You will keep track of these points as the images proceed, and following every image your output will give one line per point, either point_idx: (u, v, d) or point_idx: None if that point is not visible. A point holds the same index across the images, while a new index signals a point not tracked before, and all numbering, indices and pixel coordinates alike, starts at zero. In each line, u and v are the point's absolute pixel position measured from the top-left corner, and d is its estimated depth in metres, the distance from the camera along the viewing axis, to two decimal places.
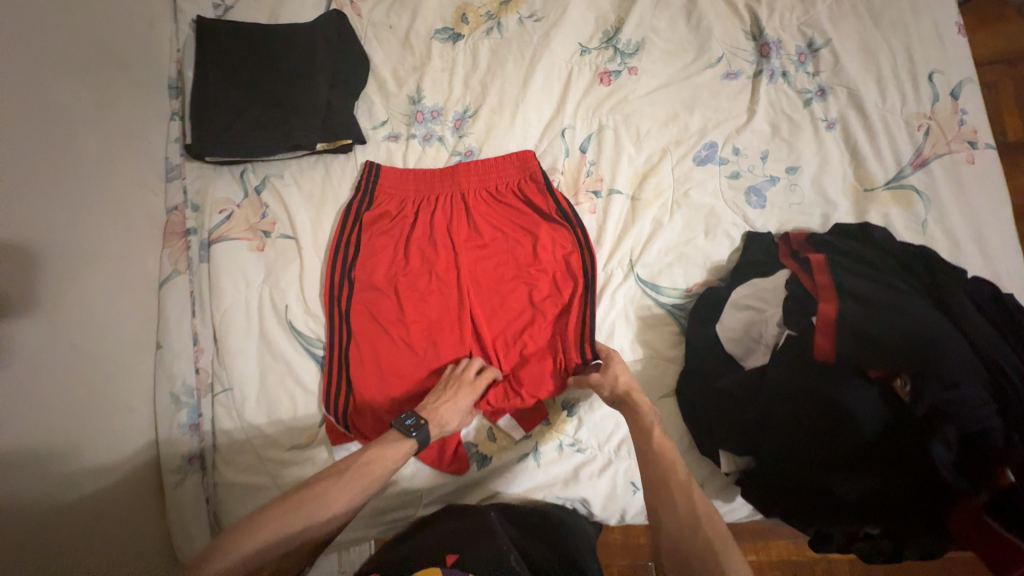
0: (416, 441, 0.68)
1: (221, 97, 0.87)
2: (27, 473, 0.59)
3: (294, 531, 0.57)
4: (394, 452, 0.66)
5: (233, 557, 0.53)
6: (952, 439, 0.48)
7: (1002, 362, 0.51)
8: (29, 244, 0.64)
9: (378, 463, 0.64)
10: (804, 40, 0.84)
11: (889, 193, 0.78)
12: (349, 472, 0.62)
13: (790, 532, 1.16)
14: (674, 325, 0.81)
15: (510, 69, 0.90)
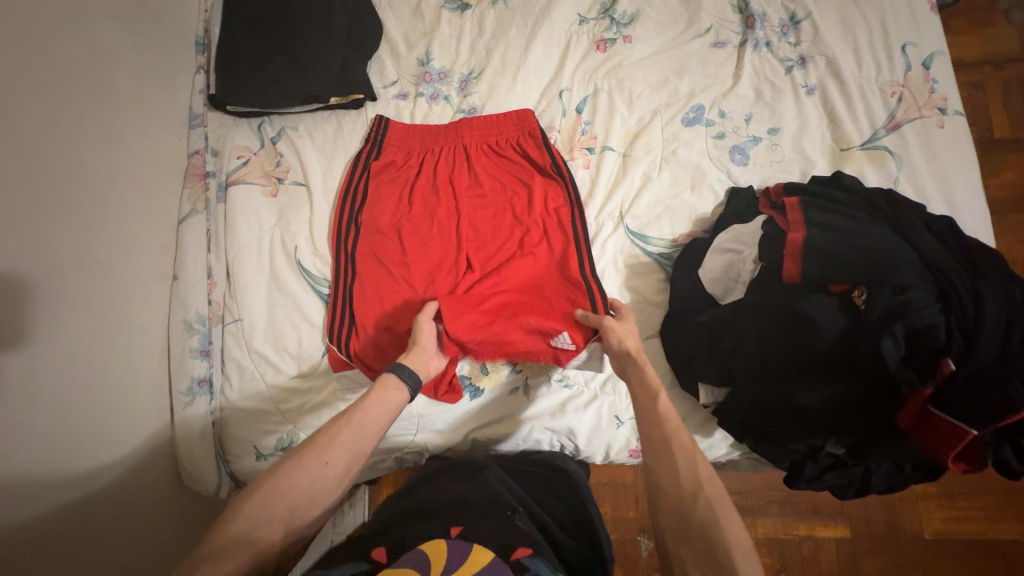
0: (407, 389, 0.69)
1: (244, 52, 0.94)
2: (48, 363, 0.65)
3: (291, 500, 0.58)
4: (380, 396, 0.66)
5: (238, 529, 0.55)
6: (899, 335, 0.54)
7: (945, 268, 0.56)
8: (61, 162, 0.70)
9: (370, 406, 0.65)
10: (787, 13, 0.90)
11: (864, 153, 0.84)
12: (340, 421, 0.63)
13: (775, 508, 1.21)
14: (659, 273, 0.86)
15: (513, 36, 0.96)
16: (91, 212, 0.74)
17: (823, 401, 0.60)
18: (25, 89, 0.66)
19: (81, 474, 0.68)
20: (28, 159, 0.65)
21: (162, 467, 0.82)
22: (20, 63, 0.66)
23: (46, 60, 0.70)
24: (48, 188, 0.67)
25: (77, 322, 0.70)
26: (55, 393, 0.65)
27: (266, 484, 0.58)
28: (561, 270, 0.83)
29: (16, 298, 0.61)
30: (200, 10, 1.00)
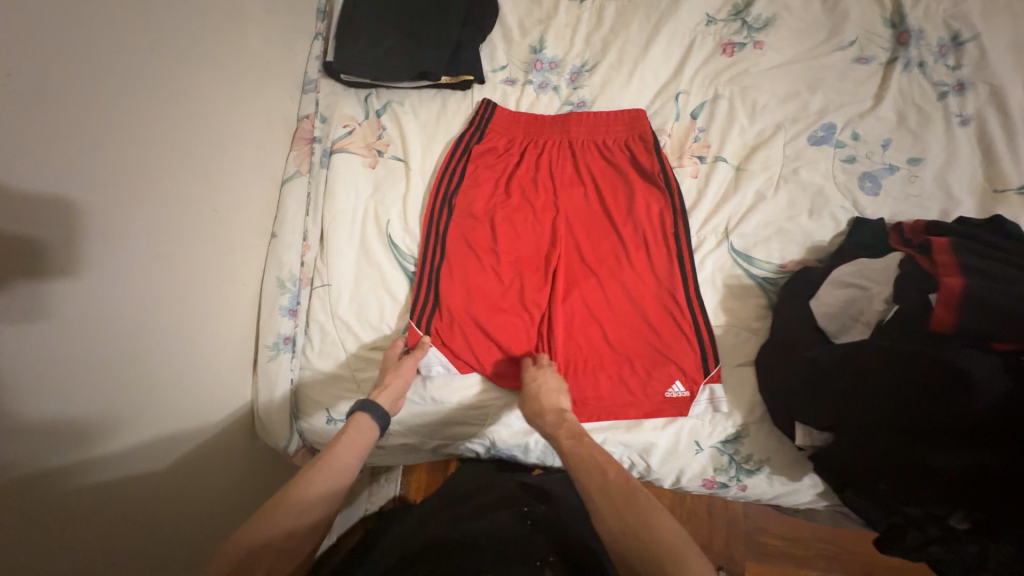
0: (364, 414, 0.69)
1: (364, 24, 0.94)
2: (162, 304, 0.68)
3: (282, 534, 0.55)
4: (355, 434, 0.67)
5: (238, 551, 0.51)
6: None
7: None
8: (190, 109, 0.72)
9: (352, 439, 0.66)
10: (948, 33, 0.81)
11: (1023, 197, 0.74)
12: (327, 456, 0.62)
13: (826, 565, 1.12)
14: (762, 298, 0.81)
15: (634, 31, 0.92)
16: (210, 161, 0.77)
17: (956, 465, 0.55)
18: (168, 33, 0.68)
19: (174, 410, 0.71)
20: (165, 102, 0.68)
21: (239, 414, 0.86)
22: (168, 10, 0.68)
23: (191, 8, 0.72)
24: (177, 132, 0.70)
25: (188, 265, 0.73)
26: (160, 330, 0.68)
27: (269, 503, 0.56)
28: (663, 292, 0.81)
29: (140, 234, 0.64)
30: None
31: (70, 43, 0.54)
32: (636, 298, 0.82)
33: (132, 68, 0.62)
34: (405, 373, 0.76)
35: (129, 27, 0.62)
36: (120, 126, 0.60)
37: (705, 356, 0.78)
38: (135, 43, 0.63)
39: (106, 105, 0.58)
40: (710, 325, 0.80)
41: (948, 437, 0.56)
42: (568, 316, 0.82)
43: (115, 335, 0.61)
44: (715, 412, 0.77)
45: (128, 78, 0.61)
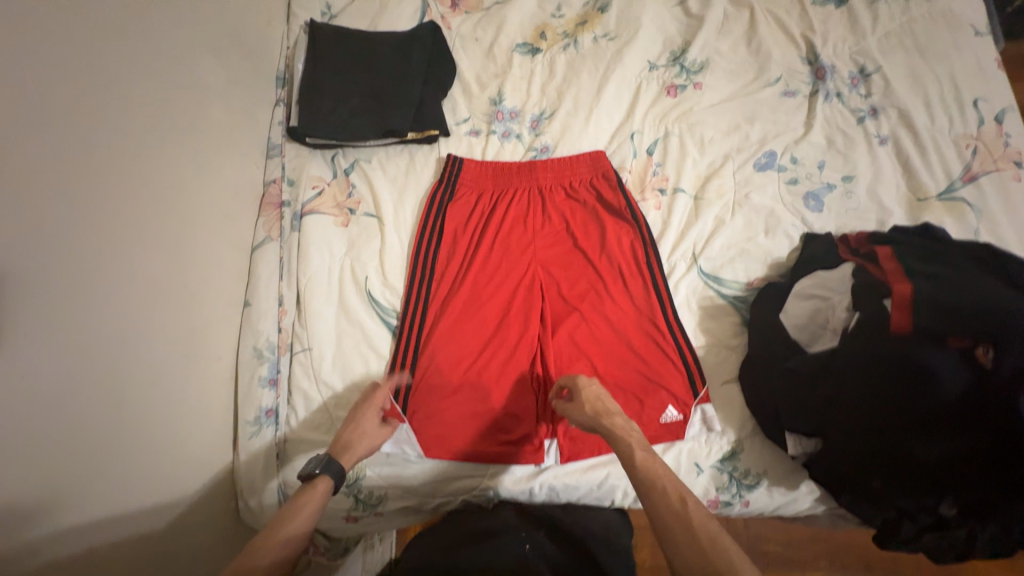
0: (328, 476, 0.66)
1: (325, 88, 0.96)
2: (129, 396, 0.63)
3: None
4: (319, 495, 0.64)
5: None
6: None
7: None
8: (154, 189, 0.70)
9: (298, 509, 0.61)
10: (856, 66, 0.92)
11: (941, 203, 0.84)
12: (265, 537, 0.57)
13: (827, 567, 1.14)
14: (736, 316, 0.85)
15: (584, 79, 0.99)
16: (177, 238, 0.74)
17: (939, 451, 0.59)
18: (129, 116, 0.67)
19: (146, 511, 0.65)
20: (126, 185, 0.66)
21: (221, 487, 0.79)
22: (127, 95, 0.67)
23: (150, 90, 0.72)
24: (140, 214, 0.67)
25: (158, 349, 0.69)
26: (131, 427, 0.63)
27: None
28: (644, 319, 0.85)
29: (102, 326, 0.60)
30: (282, 47, 1.04)
31: (18, 142, 0.52)
32: (619, 328, 0.85)
33: (89, 155, 0.60)
34: (378, 438, 0.74)
35: (82, 115, 0.60)
36: (75, 218, 0.58)
37: (692, 378, 0.81)
38: (91, 133, 0.61)
39: (56, 198, 0.56)
40: (692, 347, 0.83)
41: (923, 429, 0.60)
42: (558, 353, 0.84)
43: (76, 439, 0.56)
44: (709, 432, 0.79)
45: (83, 168, 0.59)
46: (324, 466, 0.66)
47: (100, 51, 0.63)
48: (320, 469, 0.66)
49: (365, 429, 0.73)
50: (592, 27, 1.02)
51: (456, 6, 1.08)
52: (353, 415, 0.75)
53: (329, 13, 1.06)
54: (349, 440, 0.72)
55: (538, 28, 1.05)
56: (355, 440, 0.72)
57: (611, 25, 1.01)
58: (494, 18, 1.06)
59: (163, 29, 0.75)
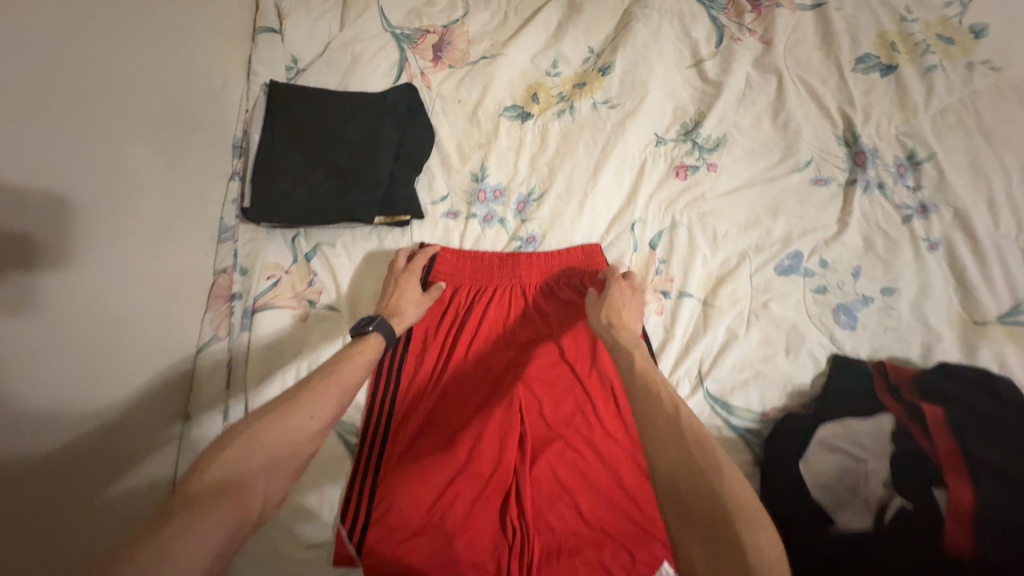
0: (379, 333, 0.66)
1: (284, 164, 0.85)
2: None
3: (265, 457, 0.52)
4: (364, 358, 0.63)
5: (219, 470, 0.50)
6: None
7: None
8: (70, 308, 0.60)
9: (287, 400, 0.56)
10: (903, 150, 0.78)
11: (1006, 330, 0.68)
12: (240, 433, 0.52)
13: None
14: (747, 454, 0.72)
15: (580, 154, 0.86)
16: (99, 361, 0.64)
17: None
18: (33, 244, 0.55)
19: None
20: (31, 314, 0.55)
21: (159, 432, 0.73)
22: (32, 218, 0.55)
23: (72, 187, 0.61)
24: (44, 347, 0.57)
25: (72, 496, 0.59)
26: None
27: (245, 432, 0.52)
28: (636, 454, 0.73)
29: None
30: (241, 110, 0.92)
31: None
32: (607, 461, 0.73)
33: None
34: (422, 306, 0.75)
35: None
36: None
37: None
38: None
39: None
40: None
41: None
42: (535, 489, 0.72)
43: None
44: None
45: None
46: (376, 322, 0.67)
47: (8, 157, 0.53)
48: (373, 326, 0.66)
49: (410, 292, 0.76)
50: (591, 91, 0.89)
51: (438, 60, 0.96)
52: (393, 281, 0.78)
53: (296, 70, 0.95)
54: (396, 305, 0.73)
55: (530, 88, 0.92)
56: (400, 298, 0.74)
57: (613, 91, 0.88)
58: (479, 76, 0.93)
59: (98, 110, 0.64)
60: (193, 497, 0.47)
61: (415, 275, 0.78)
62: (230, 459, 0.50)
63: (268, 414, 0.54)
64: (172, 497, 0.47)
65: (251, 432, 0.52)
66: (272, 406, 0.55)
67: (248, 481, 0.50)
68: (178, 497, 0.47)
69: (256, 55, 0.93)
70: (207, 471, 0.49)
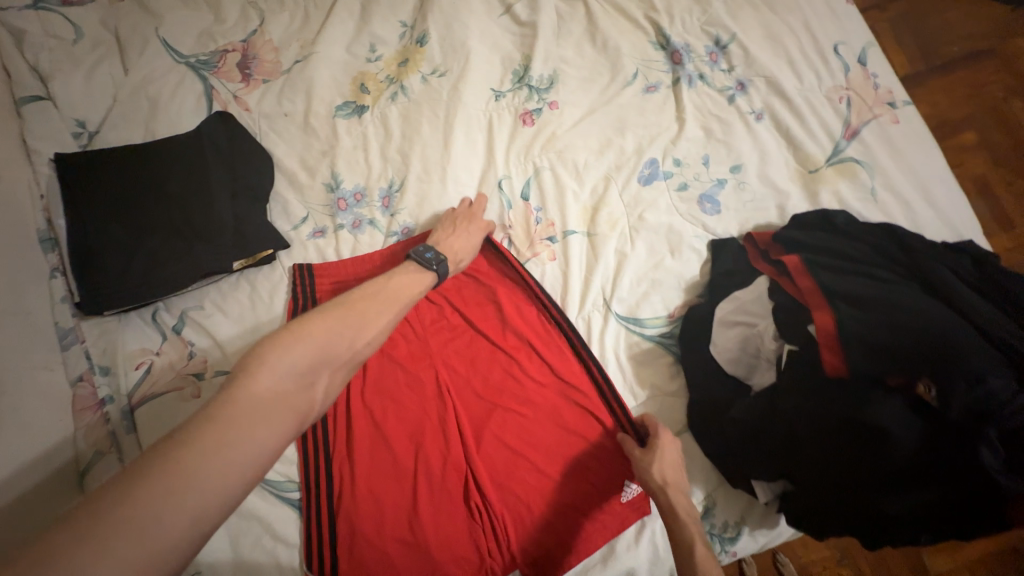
0: (437, 275, 0.69)
1: (107, 241, 0.74)
2: None
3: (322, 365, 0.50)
4: (420, 281, 0.67)
5: (289, 364, 0.47)
6: (995, 440, 0.46)
7: (1012, 339, 0.49)
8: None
9: (346, 317, 0.55)
10: (711, 38, 0.83)
11: (833, 170, 0.78)
12: (302, 336, 0.50)
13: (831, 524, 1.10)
14: (668, 356, 0.77)
15: (426, 131, 0.83)
16: None
17: (913, 511, 0.52)
18: None
19: None
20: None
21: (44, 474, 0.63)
22: None
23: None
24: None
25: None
26: None
27: (309, 334, 0.50)
28: (573, 392, 0.74)
29: None
30: (34, 197, 0.78)
31: None
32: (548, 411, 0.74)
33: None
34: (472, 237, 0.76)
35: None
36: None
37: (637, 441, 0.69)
38: None
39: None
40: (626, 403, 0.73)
41: (885, 483, 0.53)
42: (491, 465, 0.72)
43: None
44: None
45: None
46: (439, 262, 0.69)
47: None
48: (437, 266, 0.69)
49: (466, 239, 0.75)
50: (416, 65, 0.86)
51: (249, 78, 0.88)
52: (449, 220, 0.76)
53: (86, 134, 0.83)
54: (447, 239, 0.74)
55: (355, 80, 0.88)
56: (453, 241, 0.74)
57: (437, 59, 0.85)
58: (298, 83, 0.87)
59: None
60: (262, 405, 0.43)
61: (483, 229, 0.77)
62: (293, 364, 0.47)
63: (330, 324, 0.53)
64: (237, 402, 0.42)
65: (319, 341, 0.51)
66: (329, 320, 0.53)
67: (309, 394, 0.48)
68: (243, 400, 0.43)
69: (27, 132, 0.79)
70: (276, 370, 0.46)
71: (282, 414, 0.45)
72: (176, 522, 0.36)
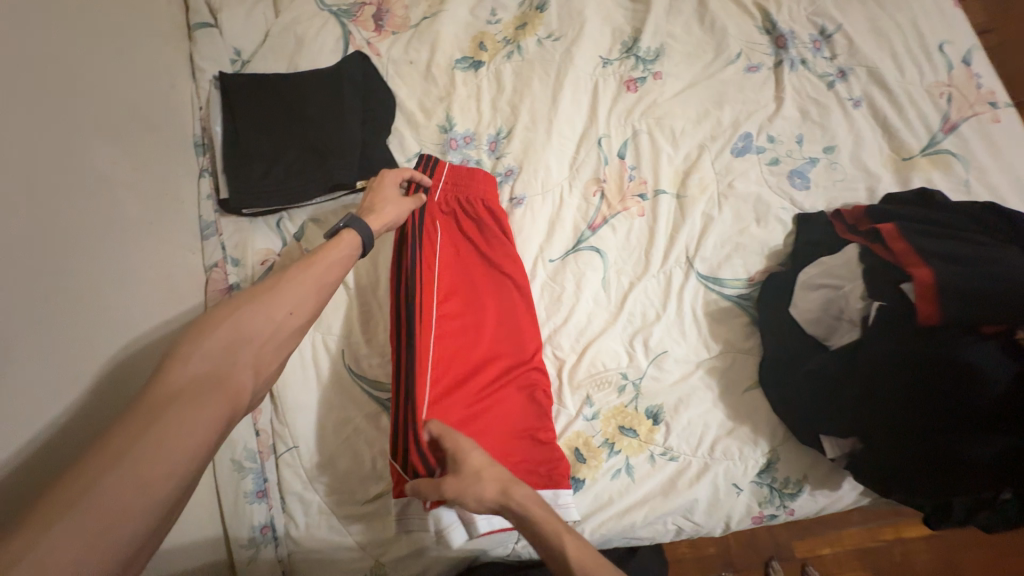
0: (357, 234, 0.66)
1: (254, 150, 0.85)
2: None
3: (236, 345, 0.49)
4: (342, 250, 0.64)
5: (197, 352, 0.46)
6: None
7: None
8: (61, 303, 0.57)
9: (258, 296, 0.54)
10: (816, 28, 0.89)
11: (928, 159, 0.81)
12: (209, 325, 0.49)
13: (870, 542, 1.07)
14: (744, 315, 0.80)
15: (537, 88, 0.91)
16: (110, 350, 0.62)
17: (991, 455, 0.56)
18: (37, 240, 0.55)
19: None
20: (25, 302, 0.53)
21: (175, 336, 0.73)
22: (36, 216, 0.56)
23: (36, 179, 0.57)
24: (45, 344, 0.54)
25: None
26: None
27: (214, 322, 0.49)
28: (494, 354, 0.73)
29: None
30: (194, 108, 0.90)
31: None
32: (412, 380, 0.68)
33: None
34: (402, 208, 0.74)
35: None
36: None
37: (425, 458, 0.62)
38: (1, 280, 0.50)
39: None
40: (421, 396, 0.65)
41: (965, 428, 0.57)
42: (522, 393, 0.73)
43: None
44: (741, 448, 0.74)
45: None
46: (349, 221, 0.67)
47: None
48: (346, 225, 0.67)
49: (391, 203, 0.74)
50: (534, 29, 0.94)
51: (381, 29, 0.98)
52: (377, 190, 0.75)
53: (240, 62, 0.95)
54: (374, 206, 0.73)
55: (476, 38, 0.96)
56: (381, 206, 0.73)
57: (554, 25, 0.93)
58: (425, 35, 0.96)
59: (65, 110, 0.64)
60: (176, 392, 0.42)
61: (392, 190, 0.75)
62: (204, 353, 0.46)
63: (242, 304, 0.52)
64: (146, 394, 0.42)
65: (227, 325, 0.50)
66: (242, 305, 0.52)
67: (232, 375, 0.47)
68: (157, 393, 0.42)
69: (197, 53, 0.92)
70: (187, 361, 0.45)
71: (212, 397, 0.44)
72: (104, 501, 0.35)
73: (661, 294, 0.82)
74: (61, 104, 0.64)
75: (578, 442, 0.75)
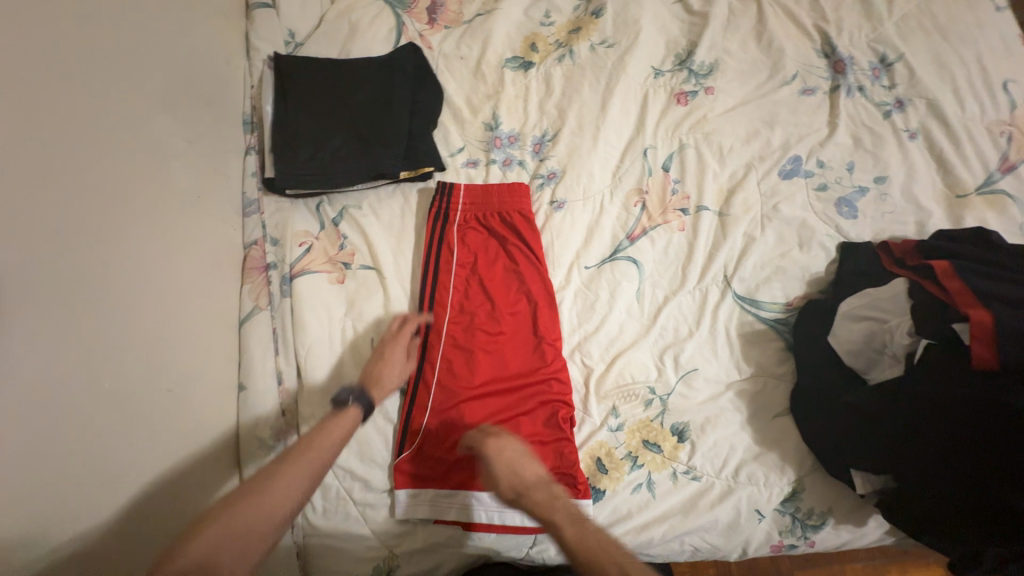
0: (358, 408, 0.67)
1: (302, 132, 0.86)
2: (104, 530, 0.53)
3: (228, 538, 0.50)
4: (342, 425, 0.65)
5: (197, 546, 0.48)
6: None
7: None
8: (111, 269, 0.59)
9: (256, 482, 0.56)
10: (876, 55, 0.87)
11: (983, 199, 0.79)
12: (214, 517, 0.51)
13: None
14: (779, 341, 0.79)
15: (587, 93, 0.90)
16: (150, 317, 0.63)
17: None
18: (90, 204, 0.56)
19: None
20: (77, 265, 0.54)
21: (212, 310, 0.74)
22: (90, 179, 0.57)
23: (93, 143, 0.58)
24: (92, 307, 0.55)
25: (137, 456, 0.59)
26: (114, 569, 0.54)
27: (218, 511, 0.52)
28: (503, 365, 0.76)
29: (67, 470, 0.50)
30: (246, 87, 0.91)
31: None
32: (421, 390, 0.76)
33: (22, 235, 0.48)
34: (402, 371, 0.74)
35: (20, 189, 0.49)
36: (17, 328, 0.46)
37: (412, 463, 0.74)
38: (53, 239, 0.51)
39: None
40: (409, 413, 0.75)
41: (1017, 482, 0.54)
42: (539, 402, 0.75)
43: None
44: (766, 475, 0.73)
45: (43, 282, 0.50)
46: (357, 395, 0.68)
47: (35, 103, 0.51)
48: (355, 400, 0.68)
49: (394, 364, 0.74)
50: (588, 34, 0.94)
51: (434, 23, 0.98)
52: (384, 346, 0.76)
53: (294, 44, 0.96)
54: (377, 372, 0.73)
55: (528, 39, 0.96)
56: (385, 377, 0.73)
57: (608, 31, 0.93)
58: (478, 31, 0.96)
59: (127, 78, 0.66)
60: None
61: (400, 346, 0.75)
62: (200, 548, 0.48)
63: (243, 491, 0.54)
64: None
65: (227, 513, 0.52)
66: (253, 483, 0.56)
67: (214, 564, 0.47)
68: None
69: (254, 31, 0.93)
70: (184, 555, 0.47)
71: None
72: None
73: (695, 312, 0.81)
74: (123, 72, 0.65)
75: (600, 453, 0.75)
